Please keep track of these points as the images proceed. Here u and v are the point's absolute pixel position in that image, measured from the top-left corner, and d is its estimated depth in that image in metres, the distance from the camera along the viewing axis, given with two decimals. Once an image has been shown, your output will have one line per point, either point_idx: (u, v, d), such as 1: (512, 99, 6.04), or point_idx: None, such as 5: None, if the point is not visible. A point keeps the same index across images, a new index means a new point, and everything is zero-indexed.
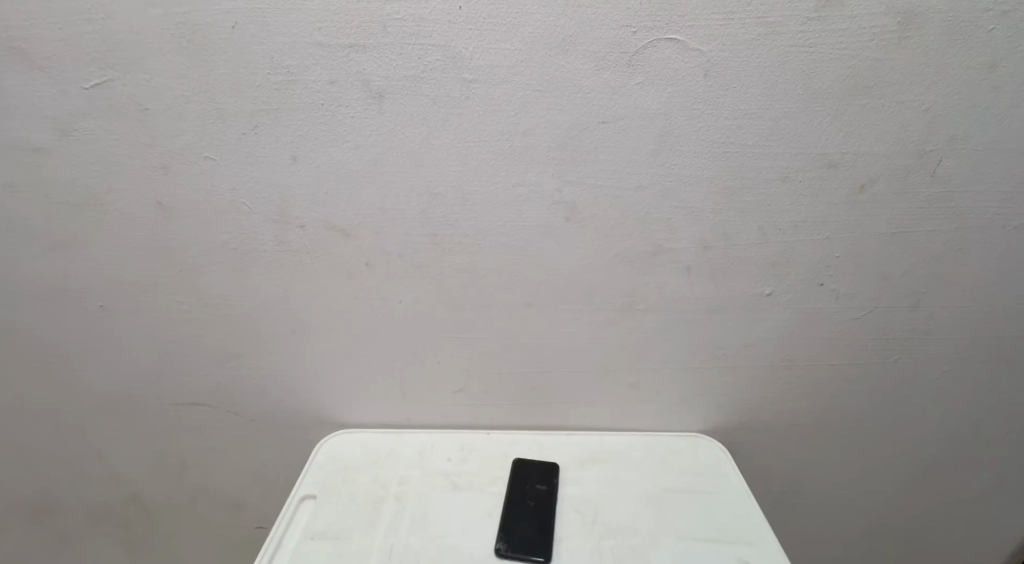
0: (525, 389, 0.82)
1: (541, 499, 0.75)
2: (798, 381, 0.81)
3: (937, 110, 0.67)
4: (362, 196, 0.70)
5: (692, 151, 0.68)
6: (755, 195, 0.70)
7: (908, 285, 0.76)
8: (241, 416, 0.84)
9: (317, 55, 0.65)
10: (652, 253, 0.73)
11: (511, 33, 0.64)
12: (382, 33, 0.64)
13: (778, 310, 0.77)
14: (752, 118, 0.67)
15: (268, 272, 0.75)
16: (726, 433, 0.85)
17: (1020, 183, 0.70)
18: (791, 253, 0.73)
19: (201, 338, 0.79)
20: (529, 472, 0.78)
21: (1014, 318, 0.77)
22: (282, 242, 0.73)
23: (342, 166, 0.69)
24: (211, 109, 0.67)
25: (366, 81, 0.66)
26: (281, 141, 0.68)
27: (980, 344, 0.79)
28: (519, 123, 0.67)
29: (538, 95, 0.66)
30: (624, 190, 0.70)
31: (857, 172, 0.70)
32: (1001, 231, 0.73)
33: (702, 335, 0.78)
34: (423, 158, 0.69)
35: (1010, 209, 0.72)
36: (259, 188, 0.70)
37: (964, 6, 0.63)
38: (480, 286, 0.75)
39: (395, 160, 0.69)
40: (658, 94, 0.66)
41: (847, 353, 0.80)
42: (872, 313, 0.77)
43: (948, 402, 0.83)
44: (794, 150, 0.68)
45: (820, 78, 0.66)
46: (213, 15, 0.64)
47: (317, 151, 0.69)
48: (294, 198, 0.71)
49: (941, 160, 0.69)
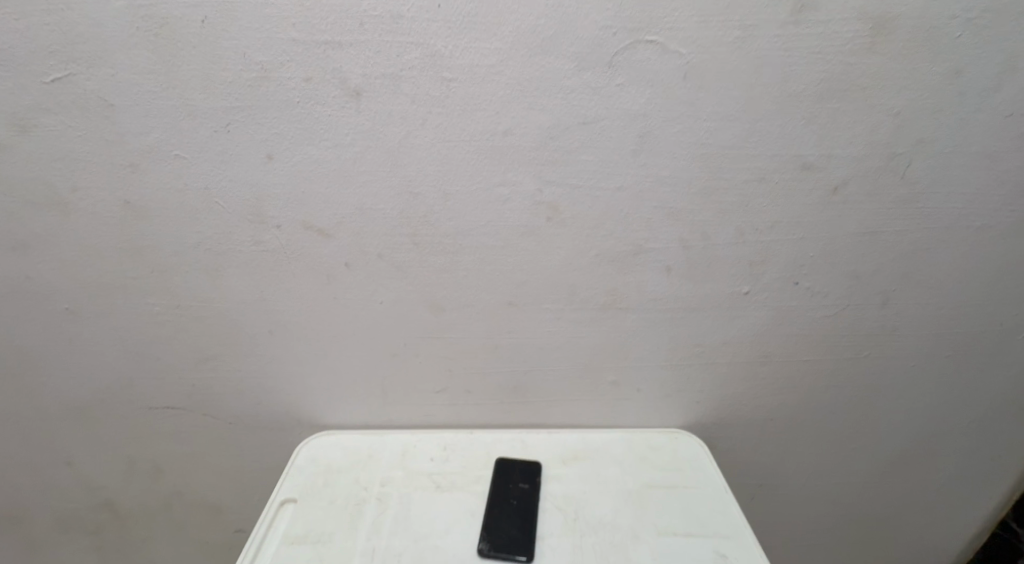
0: (505, 388, 0.82)
1: (526, 498, 0.75)
2: (774, 377, 0.83)
3: (907, 113, 0.69)
4: (340, 195, 0.70)
5: (671, 152, 0.69)
6: (732, 196, 0.71)
7: (878, 284, 0.77)
8: (218, 419, 0.83)
9: (292, 52, 0.64)
10: (633, 252, 0.74)
11: (491, 33, 0.64)
12: (359, 30, 0.64)
13: (754, 308, 0.78)
14: (729, 120, 0.68)
15: (244, 272, 0.74)
16: (704, 428, 0.86)
17: (984, 185, 0.72)
18: (767, 252, 0.75)
19: (173, 340, 0.78)
20: (515, 472, 0.78)
21: (979, 316, 0.80)
22: (259, 242, 0.72)
23: (319, 165, 0.68)
24: (185, 108, 0.66)
25: (344, 79, 0.65)
26: (255, 139, 0.68)
27: (945, 339, 0.81)
28: (499, 122, 0.67)
29: (518, 96, 0.66)
30: (604, 190, 0.70)
31: (830, 174, 0.71)
32: (965, 231, 0.75)
33: (681, 333, 0.79)
34: (403, 157, 0.68)
35: (975, 210, 0.74)
36: (233, 187, 0.69)
37: (932, 12, 0.64)
38: (461, 287, 0.75)
39: (374, 159, 0.68)
40: (637, 96, 0.66)
41: (820, 349, 0.81)
42: (844, 311, 0.79)
43: (916, 396, 0.85)
44: (771, 153, 0.70)
45: (795, 81, 0.67)
46: (181, 8, 0.63)
47: (299, 151, 0.68)
48: (271, 198, 0.70)
49: (910, 163, 0.71)
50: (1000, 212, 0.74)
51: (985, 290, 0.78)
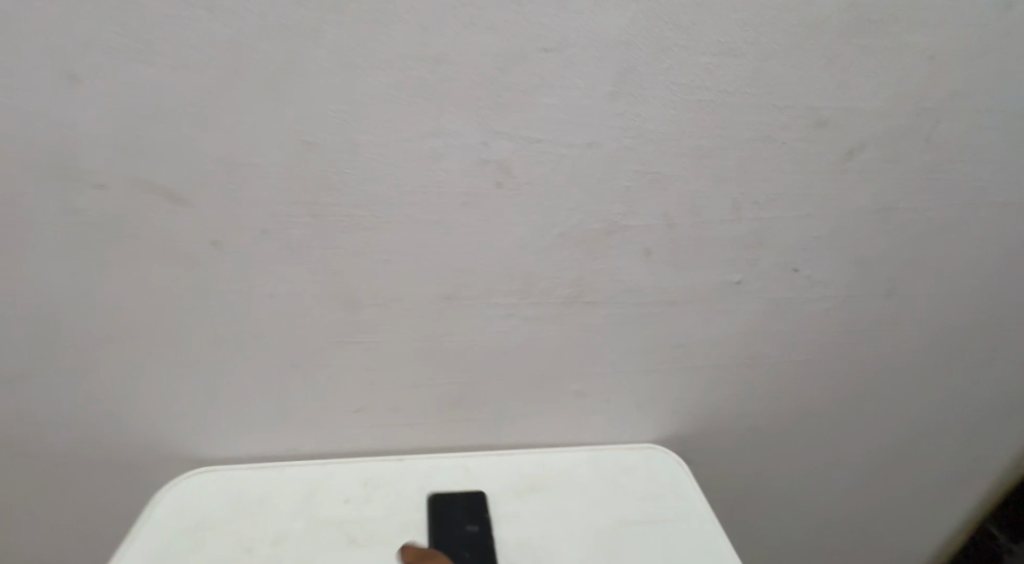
0: (452, 401, 0.67)
1: (476, 544, 0.61)
2: (764, 380, 0.71)
3: (944, 57, 0.55)
4: (203, 144, 0.52)
5: (660, 96, 0.54)
6: (730, 159, 0.57)
7: (885, 271, 0.66)
8: (58, 455, 0.66)
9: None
10: (604, 232, 0.59)
11: None
12: None
13: (748, 299, 0.65)
14: (733, 56, 0.53)
15: (98, 254, 0.56)
16: (681, 441, 0.74)
17: (1013, 153, 0.61)
18: (765, 232, 0.62)
19: (11, 343, 0.59)
20: (459, 512, 0.63)
21: (990, 309, 0.70)
22: (73, 210, 0.54)
23: (158, 92, 0.50)
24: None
25: None
26: (48, 47, 0.48)
27: (952, 336, 0.71)
28: (427, 43, 0.50)
29: (456, 6, 0.49)
30: (569, 149, 0.55)
31: (847, 134, 0.58)
32: (986, 210, 0.64)
33: (659, 333, 0.66)
34: (301, 102, 0.52)
35: (1000, 183, 0.62)
36: (19, 120, 0.50)
37: None
38: (388, 276, 0.59)
39: (251, 92, 0.51)
40: (618, 19, 0.51)
41: (818, 346, 0.70)
42: (846, 303, 0.67)
43: (915, 397, 0.76)
44: (780, 104, 0.55)
45: (818, 6, 0.52)
46: None
47: (144, 73, 0.50)
48: (130, 155, 0.52)
49: (937, 123, 0.58)
50: None
51: (1000, 279, 0.68)
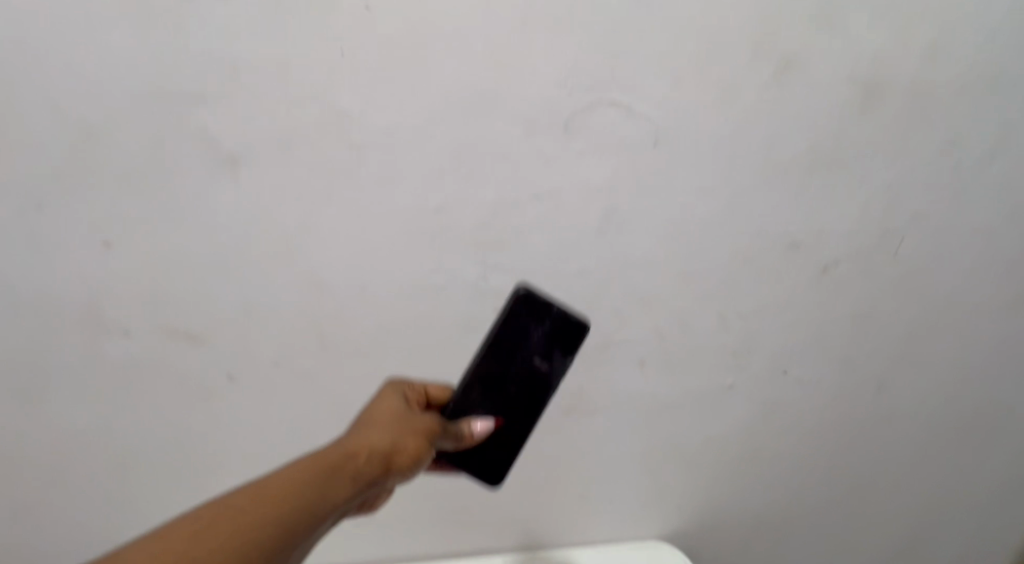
0: (471, 492, 0.72)
1: (527, 379, 0.58)
2: (766, 473, 0.75)
3: (900, 187, 0.60)
4: (222, 288, 0.58)
5: (642, 230, 0.59)
6: (714, 278, 0.62)
7: (871, 369, 0.70)
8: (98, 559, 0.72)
9: (135, 109, 0.49)
10: (600, 346, 0.64)
11: (416, 92, 0.51)
12: (237, 87, 0.49)
13: (742, 401, 0.70)
14: (708, 195, 0.58)
15: (132, 387, 0.61)
16: (687, 529, 0.78)
17: (979, 259, 0.65)
18: (753, 339, 0.66)
19: (69, 472, 0.65)
20: (532, 300, 0.57)
21: (979, 398, 0.74)
22: (99, 353, 0.59)
23: (183, 251, 0.55)
24: (9, 198, 0.52)
25: (213, 145, 0.51)
26: (83, 220, 0.53)
27: (945, 424, 0.75)
28: (427, 198, 0.56)
29: (453, 166, 0.54)
30: (564, 273, 0.60)
31: (820, 252, 0.62)
32: (959, 309, 0.68)
33: (658, 433, 0.71)
34: (310, 244, 0.57)
35: (970, 285, 0.66)
36: (55, 283, 0.55)
37: (929, 78, 0.55)
38: None
39: (266, 244, 0.56)
40: (599, 168, 0.56)
41: (815, 439, 0.74)
42: (837, 399, 0.71)
43: (915, 480, 0.78)
44: (754, 230, 0.61)
45: (781, 150, 0.57)
46: None
47: (170, 237, 0.55)
48: (157, 302, 0.57)
49: (903, 239, 0.63)
50: (995, 285, 0.67)
51: (984, 370, 0.72)
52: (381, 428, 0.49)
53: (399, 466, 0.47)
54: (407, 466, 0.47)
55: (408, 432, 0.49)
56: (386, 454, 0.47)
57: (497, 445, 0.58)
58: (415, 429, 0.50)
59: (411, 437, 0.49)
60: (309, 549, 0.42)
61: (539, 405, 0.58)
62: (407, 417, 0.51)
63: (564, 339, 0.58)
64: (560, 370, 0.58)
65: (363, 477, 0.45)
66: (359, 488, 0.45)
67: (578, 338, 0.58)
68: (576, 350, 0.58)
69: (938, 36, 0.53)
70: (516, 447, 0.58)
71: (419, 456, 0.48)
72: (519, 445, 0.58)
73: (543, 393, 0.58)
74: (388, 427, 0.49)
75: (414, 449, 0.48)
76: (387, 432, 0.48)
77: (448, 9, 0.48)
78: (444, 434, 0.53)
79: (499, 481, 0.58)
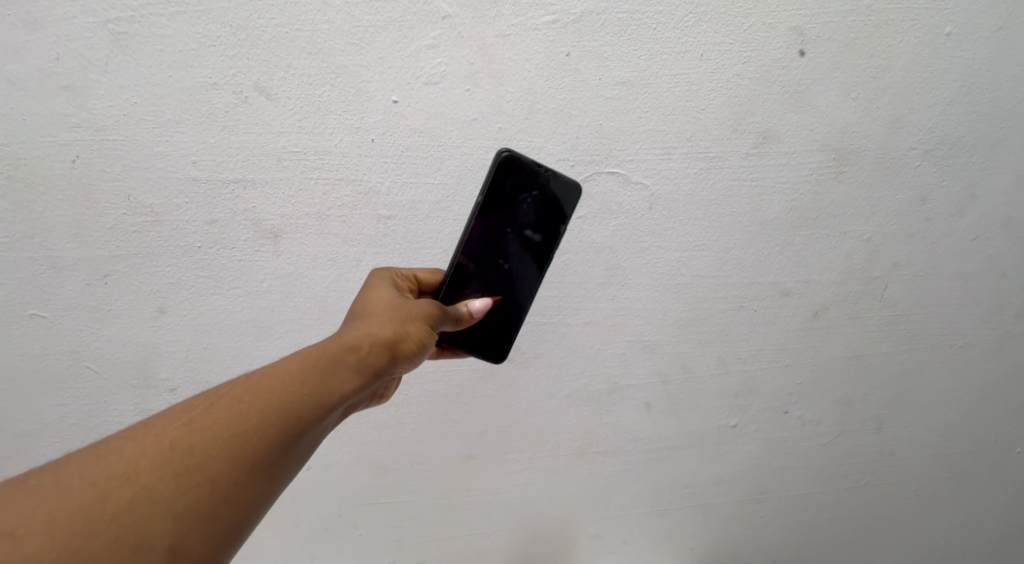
0: (492, 535, 0.75)
1: (518, 253, 0.58)
2: (773, 515, 0.78)
3: (880, 238, 0.64)
4: (257, 347, 0.62)
5: (642, 284, 0.64)
6: (710, 326, 0.67)
7: (870, 409, 0.73)
8: None
9: (191, 192, 0.56)
10: (606, 391, 0.68)
11: (436, 167, 0.58)
12: (278, 167, 0.56)
13: (745, 442, 0.73)
14: (703, 251, 0.63)
15: None
16: None
17: (964, 303, 0.68)
18: (753, 382, 0.70)
19: None
20: (514, 164, 0.55)
21: (979, 438, 0.76)
22: (144, 410, 0.63)
23: (225, 315, 0.61)
24: (78, 273, 0.57)
25: (258, 220, 0.58)
26: (142, 290, 0.59)
27: (947, 462, 0.77)
28: (447, 260, 0.61)
29: None
30: (571, 325, 0.65)
31: (810, 299, 0.66)
32: (951, 350, 0.70)
33: (666, 475, 0.74)
34: (336, 304, 0.61)
35: (960, 328, 0.69)
36: (111, 347, 0.61)
37: (893, 142, 0.61)
38: (420, 437, 0.69)
39: (299, 306, 0.61)
40: (599, 229, 0.61)
41: (820, 480, 0.76)
42: (840, 439, 0.74)
43: (924, 518, 0.80)
44: (746, 282, 0.65)
45: (766, 210, 0.62)
46: (49, 147, 0.53)
47: (212, 301, 0.60)
48: (201, 361, 0.62)
49: (889, 286, 0.66)
50: (981, 330, 0.70)
51: (982, 410, 0.74)
52: (380, 316, 0.48)
53: (404, 353, 0.47)
54: (412, 351, 0.48)
55: (408, 318, 0.48)
56: (391, 343, 0.47)
57: (501, 319, 0.59)
58: (410, 313, 0.49)
59: (412, 320, 0.49)
60: (315, 441, 0.43)
61: (537, 273, 0.58)
62: (402, 302, 0.50)
63: (554, 200, 0.57)
64: (555, 235, 0.58)
65: (367, 367, 0.46)
66: (365, 380, 0.45)
67: (570, 202, 0.57)
68: (568, 214, 0.57)
69: (895, 110, 0.60)
70: (512, 274, 0.58)
71: (425, 341, 0.49)
72: (524, 312, 0.59)
73: (540, 262, 0.58)
74: (388, 313, 0.48)
75: (417, 333, 0.48)
76: (387, 320, 0.48)
77: (464, 103, 0.56)
78: (446, 317, 0.52)
79: (505, 353, 0.60)
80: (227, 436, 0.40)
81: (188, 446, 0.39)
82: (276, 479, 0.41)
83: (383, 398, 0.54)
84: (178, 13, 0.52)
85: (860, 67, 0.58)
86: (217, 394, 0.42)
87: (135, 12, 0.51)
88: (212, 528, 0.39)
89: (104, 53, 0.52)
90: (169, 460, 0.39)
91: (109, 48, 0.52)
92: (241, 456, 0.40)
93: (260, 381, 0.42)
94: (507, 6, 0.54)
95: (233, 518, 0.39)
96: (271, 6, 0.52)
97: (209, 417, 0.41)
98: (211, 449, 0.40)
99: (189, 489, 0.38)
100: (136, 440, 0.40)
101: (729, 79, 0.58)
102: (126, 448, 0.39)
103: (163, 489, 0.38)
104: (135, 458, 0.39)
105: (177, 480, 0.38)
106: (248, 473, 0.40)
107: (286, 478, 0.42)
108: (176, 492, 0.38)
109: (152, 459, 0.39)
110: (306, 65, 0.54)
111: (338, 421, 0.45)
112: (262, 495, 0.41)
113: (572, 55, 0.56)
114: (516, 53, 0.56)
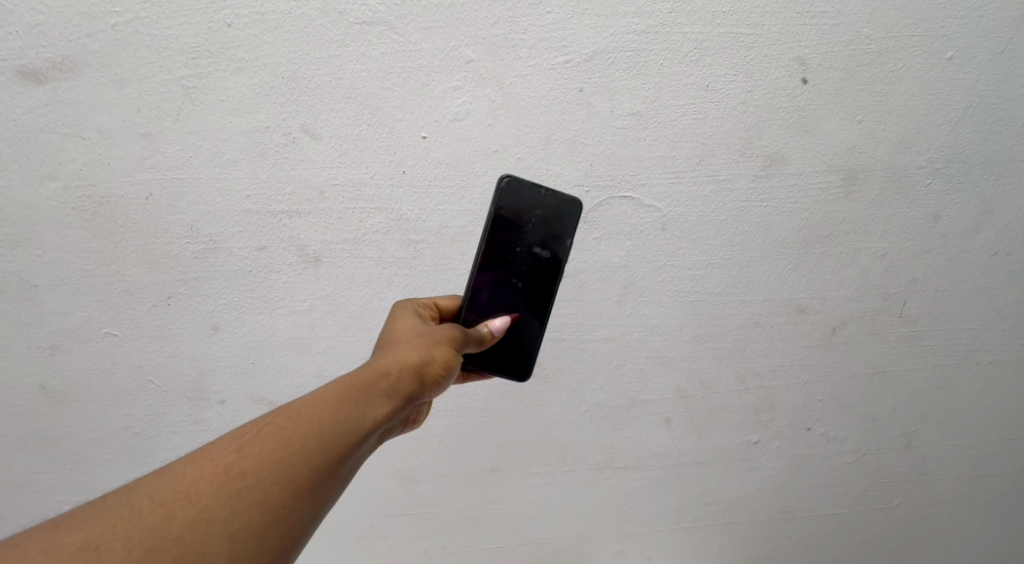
0: (521, 548, 0.77)
1: (529, 270, 0.60)
2: (800, 534, 0.79)
3: (893, 256, 0.66)
4: (297, 366, 0.65)
5: (658, 301, 0.66)
6: (727, 341, 0.69)
7: (896, 426, 0.73)
8: None
9: (242, 222, 0.60)
10: (626, 405, 0.71)
11: (460, 195, 0.62)
12: (320, 198, 0.60)
13: (768, 457, 0.74)
14: (718, 269, 0.66)
15: None
16: None
17: (985, 320, 0.69)
18: (774, 398, 0.71)
19: None
20: (518, 187, 0.58)
21: (1009, 456, 0.76)
22: (196, 424, 0.67)
23: (269, 336, 0.64)
24: (146, 294, 0.62)
25: (302, 246, 0.62)
26: (199, 312, 0.63)
27: (978, 481, 0.77)
28: None
29: None
30: (590, 341, 0.68)
31: (827, 315, 0.68)
32: (976, 366, 0.71)
33: (691, 489, 0.76)
34: (369, 324, 0.64)
35: (982, 345, 0.70)
36: (168, 366, 0.64)
37: (900, 162, 0.63)
38: (449, 451, 0.71)
39: (335, 325, 0.64)
40: (615, 250, 0.64)
41: (848, 499, 0.77)
42: (865, 456, 0.74)
43: (958, 539, 0.79)
44: (761, 298, 0.67)
45: (777, 229, 0.64)
46: (126, 185, 0.59)
47: (258, 322, 0.64)
48: (247, 379, 0.65)
49: (906, 302, 0.68)
50: (1005, 347, 0.70)
51: (1011, 428, 0.74)
52: (405, 343, 0.51)
53: (431, 377, 0.50)
54: (439, 375, 0.50)
55: (434, 342, 0.51)
56: (419, 367, 0.49)
57: (521, 336, 0.60)
58: (436, 338, 0.51)
59: (438, 344, 0.51)
60: (356, 464, 0.46)
61: (549, 288, 0.60)
62: (426, 328, 0.52)
63: (558, 217, 0.59)
64: (564, 250, 0.60)
65: (398, 391, 0.48)
66: (398, 404, 0.48)
67: (574, 218, 0.59)
68: (573, 229, 0.60)
69: (902, 132, 0.62)
70: (527, 293, 0.60)
71: (451, 364, 0.51)
72: (540, 328, 0.60)
73: (552, 277, 0.60)
74: (414, 340, 0.51)
75: (443, 356, 0.51)
76: (413, 346, 0.50)
77: (486, 136, 0.60)
78: (469, 340, 0.54)
79: (531, 369, 0.61)
80: (276, 460, 0.42)
81: (241, 471, 0.42)
82: (321, 501, 0.43)
83: (413, 424, 0.57)
84: (240, 68, 0.57)
85: (863, 92, 0.61)
86: (260, 422, 0.44)
87: (203, 69, 0.57)
88: (268, 548, 0.41)
89: (176, 105, 0.58)
90: (226, 483, 0.41)
91: (181, 100, 0.57)
92: (290, 480, 0.42)
93: (301, 407, 0.45)
94: (525, 50, 0.59)
95: (286, 538, 0.41)
96: (317, 57, 0.58)
97: (257, 443, 0.43)
98: (263, 474, 0.42)
99: (245, 511, 0.40)
100: (194, 464, 0.42)
101: (734, 107, 0.61)
102: (182, 474, 0.41)
103: (221, 510, 0.40)
104: (195, 481, 0.41)
105: (234, 503, 0.40)
106: (297, 495, 0.42)
107: (329, 501, 0.44)
108: (233, 514, 0.40)
109: (210, 482, 0.41)
110: (346, 107, 0.59)
111: (375, 445, 0.47)
112: (310, 516, 0.43)
113: (585, 91, 0.60)
114: (534, 90, 0.59)
